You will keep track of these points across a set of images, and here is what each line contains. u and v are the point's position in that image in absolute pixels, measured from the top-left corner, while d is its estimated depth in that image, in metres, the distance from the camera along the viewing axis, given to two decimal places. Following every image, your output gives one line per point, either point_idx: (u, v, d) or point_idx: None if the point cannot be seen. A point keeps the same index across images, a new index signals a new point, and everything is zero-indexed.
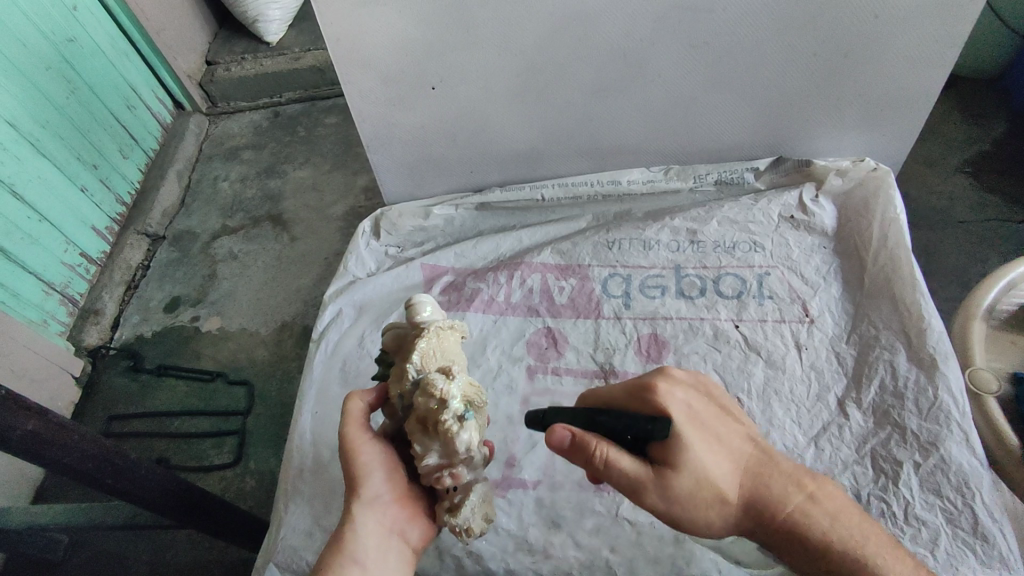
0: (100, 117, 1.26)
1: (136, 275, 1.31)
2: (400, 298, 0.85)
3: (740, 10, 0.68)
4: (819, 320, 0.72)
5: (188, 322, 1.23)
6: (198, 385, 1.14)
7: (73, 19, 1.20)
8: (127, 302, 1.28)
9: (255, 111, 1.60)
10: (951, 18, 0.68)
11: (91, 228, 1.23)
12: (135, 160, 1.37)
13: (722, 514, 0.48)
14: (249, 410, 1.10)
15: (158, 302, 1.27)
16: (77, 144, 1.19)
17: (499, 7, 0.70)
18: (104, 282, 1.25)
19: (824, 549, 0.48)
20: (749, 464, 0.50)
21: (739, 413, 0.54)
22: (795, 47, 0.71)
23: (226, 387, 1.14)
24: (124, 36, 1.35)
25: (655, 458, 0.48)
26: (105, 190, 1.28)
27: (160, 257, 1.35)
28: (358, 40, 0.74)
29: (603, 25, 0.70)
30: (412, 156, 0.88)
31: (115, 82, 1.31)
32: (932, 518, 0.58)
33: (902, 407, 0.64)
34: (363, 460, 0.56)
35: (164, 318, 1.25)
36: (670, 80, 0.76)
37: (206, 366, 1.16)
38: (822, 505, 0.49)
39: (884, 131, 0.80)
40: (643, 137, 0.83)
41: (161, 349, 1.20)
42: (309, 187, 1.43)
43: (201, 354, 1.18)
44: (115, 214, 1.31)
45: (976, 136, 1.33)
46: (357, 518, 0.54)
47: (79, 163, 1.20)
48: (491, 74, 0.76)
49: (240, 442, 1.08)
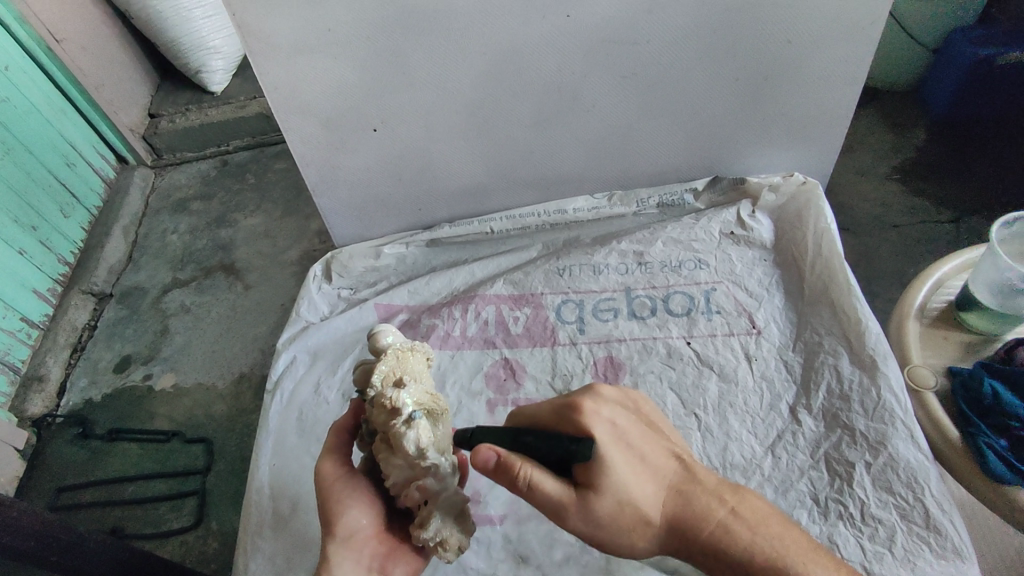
0: (39, 178, 1.23)
1: (83, 338, 1.26)
2: (355, 341, 0.84)
3: (664, 40, 0.72)
4: (766, 330, 0.74)
5: (140, 381, 1.18)
6: (154, 447, 1.09)
7: (7, 79, 1.18)
8: (73, 365, 1.23)
9: (202, 161, 1.59)
10: (859, 39, 0.73)
11: (31, 292, 1.20)
12: (78, 219, 1.34)
13: (646, 533, 0.49)
14: (210, 468, 1.06)
15: (108, 362, 1.22)
16: (14, 206, 1.16)
17: (435, 52, 0.72)
18: (47, 346, 1.20)
19: (753, 566, 0.48)
20: (673, 486, 0.50)
21: (669, 434, 0.55)
22: (720, 72, 0.75)
23: (185, 445, 1.10)
24: (62, 92, 1.33)
25: (579, 479, 0.48)
26: (48, 252, 1.24)
27: (107, 316, 1.30)
28: (296, 86, 0.74)
29: (536, 62, 0.73)
30: (358, 197, 0.88)
31: (53, 142, 1.28)
32: (887, 516, 0.60)
33: (849, 409, 0.66)
34: (337, 496, 0.55)
35: (114, 378, 1.20)
36: (605, 109, 0.78)
37: (163, 426, 1.12)
38: (746, 520, 0.49)
39: (810, 145, 0.84)
40: (585, 165, 0.85)
41: (114, 411, 1.15)
42: (260, 234, 1.42)
43: (156, 413, 1.14)
44: (58, 275, 1.27)
45: (900, 145, 1.42)
46: (331, 559, 0.53)
47: (17, 226, 1.16)
48: (432, 113, 0.78)
49: (202, 502, 1.03)
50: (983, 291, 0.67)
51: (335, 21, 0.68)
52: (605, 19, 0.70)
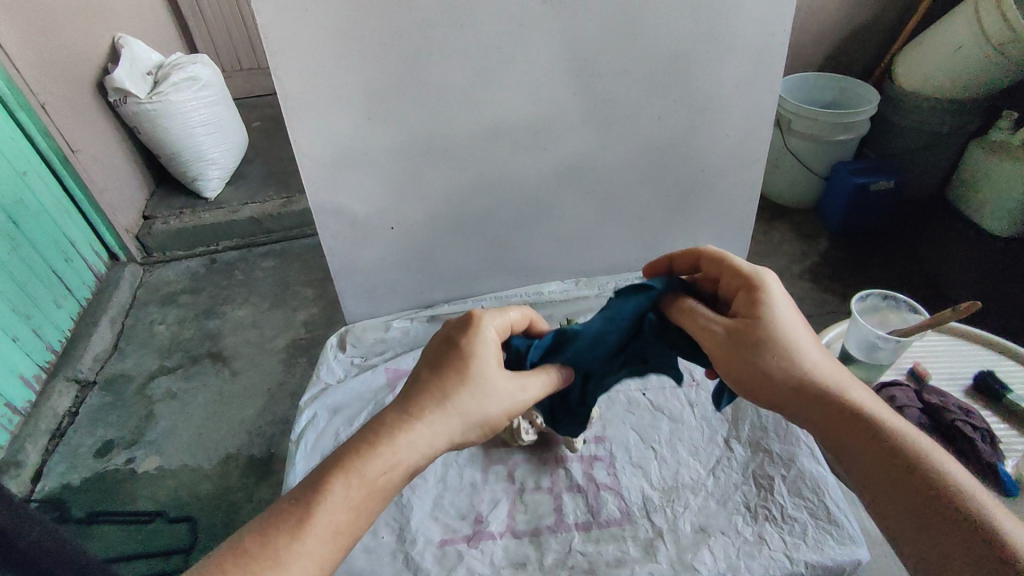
0: (53, 280, 1.63)
1: (61, 424, 1.55)
2: (368, 398, 1.01)
3: (615, 165, 0.99)
4: (702, 382, 0.96)
5: (124, 464, 1.45)
6: (139, 526, 1.32)
7: (22, 181, 1.54)
8: (48, 453, 1.48)
9: (194, 259, 2.09)
10: (752, 166, 1.03)
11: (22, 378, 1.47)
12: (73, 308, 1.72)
13: (787, 379, 0.58)
14: (193, 516, 1.33)
15: (89, 448, 1.49)
16: (23, 301, 1.49)
17: (442, 167, 0.95)
18: (29, 431, 1.46)
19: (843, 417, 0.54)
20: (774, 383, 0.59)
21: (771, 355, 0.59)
22: (658, 191, 1.03)
23: (167, 524, 1.33)
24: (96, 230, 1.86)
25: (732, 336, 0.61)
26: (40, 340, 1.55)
27: (91, 402, 1.61)
28: (334, 194, 0.95)
29: (518, 177, 0.98)
30: (374, 282, 1.08)
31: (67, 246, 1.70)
32: (800, 515, 0.79)
33: (767, 437, 0.87)
34: (497, 386, 0.62)
35: (94, 463, 1.46)
36: (570, 216, 1.04)
37: (147, 508, 1.35)
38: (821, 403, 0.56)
39: (722, 246, 1.12)
40: (558, 258, 1.10)
41: (89, 496, 1.38)
42: (247, 324, 1.85)
43: (140, 496, 1.38)
44: (44, 362, 1.56)
45: (795, 260, 1.98)
46: (461, 406, 0.60)
47: (19, 319, 1.47)
48: (438, 214, 1.01)
49: (192, 528, 1.32)
50: (859, 350, 0.91)
51: (368, 148, 0.91)
52: (572, 147, 0.96)
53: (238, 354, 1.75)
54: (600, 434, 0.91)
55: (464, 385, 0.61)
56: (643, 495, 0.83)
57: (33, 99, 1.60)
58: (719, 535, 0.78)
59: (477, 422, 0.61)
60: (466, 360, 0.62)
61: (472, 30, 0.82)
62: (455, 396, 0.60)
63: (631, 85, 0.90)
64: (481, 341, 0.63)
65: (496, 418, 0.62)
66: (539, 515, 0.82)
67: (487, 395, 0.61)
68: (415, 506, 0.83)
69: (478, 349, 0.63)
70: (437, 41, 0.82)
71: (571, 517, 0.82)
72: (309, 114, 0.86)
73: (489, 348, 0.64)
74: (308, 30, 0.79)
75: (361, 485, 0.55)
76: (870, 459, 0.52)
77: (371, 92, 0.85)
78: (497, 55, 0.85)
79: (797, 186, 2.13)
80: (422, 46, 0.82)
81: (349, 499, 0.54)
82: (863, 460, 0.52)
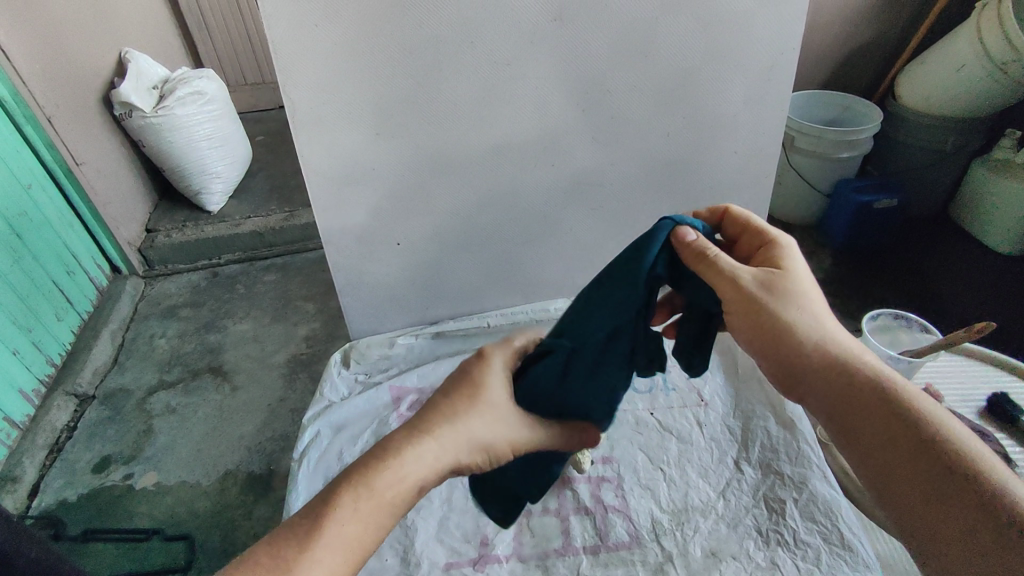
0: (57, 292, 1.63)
1: (59, 439, 1.53)
2: (372, 417, 1.00)
3: (622, 182, 0.99)
4: (711, 402, 0.95)
5: (121, 480, 1.43)
6: (136, 543, 1.30)
7: (26, 194, 1.54)
8: (44, 468, 1.46)
9: (197, 271, 2.09)
10: (760, 183, 1.02)
11: (21, 391, 1.46)
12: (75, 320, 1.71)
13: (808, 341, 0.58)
14: (191, 534, 1.31)
15: (87, 463, 1.47)
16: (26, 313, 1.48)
17: (449, 183, 0.95)
18: (25, 446, 1.44)
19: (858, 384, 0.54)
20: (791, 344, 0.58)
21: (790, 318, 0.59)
22: (665, 207, 1.02)
23: (164, 542, 1.31)
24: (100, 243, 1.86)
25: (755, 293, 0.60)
26: (40, 353, 1.54)
27: (91, 415, 1.59)
28: (340, 209, 0.94)
29: (525, 194, 0.98)
30: (379, 298, 1.07)
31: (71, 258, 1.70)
32: (814, 540, 0.77)
33: (778, 459, 0.86)
34: (502, 418, 0.62)
35: (92, 478, 1.44)
36: (577, 232, 1.04)
37: (145, 524, 1.33)
38: (834, 368, 0.56)
39: None
40: (563, 274, 1.09)
41: (85, 513, 1.36)
42: (248, 339, 1.83)
43: (137, 512, 1.36)
44: (43, 375, 1.55)
45: None
46: (468, 424, 0.58)
47: (21, 331, 1.45)
48: (444, 230, 1.00)
49: (189, 546, 1.30)
50: None
51: (375, 164, 0.91)
52: (580, 164, 0.96)
53: (239, 368, 1.73)
54: (608, 455, 0.89)
55: (473, 406, 0.59)
56: (652, 518, 0.82)
57: (39, 112, 1.60)
58: (729, 560, 0.77)
59: (480, 449, 0.60)
60: (478, 386, 0.61)
61: (482, 48, 0.82)
62: (465, 416, 0.59)
63: (640, 102, 0.90)
64: (490, 370, 0.63)
65: (494, 448, 0.61)
66: (546, 539, 0.81)
67: (493, 423, 0.60)
68: (419, 528, 0.81)
69: (488, 379, 0.62)
70: (448, 59, 0.83)
71: (579, 541, 0.80)
72: (318, 130, 0.86)
73: (497, 378, 0.63)
74: (319, 46, 0.79)
75: (371, 498, 0.53)
76: (882, 423, 0.51)
77: (380, 108, 0.85)
78: (506, 72, 0.85)
79: (801, 203, 2.13)
80: (432, 63, 0.83)
81: (364, 509, 0.53)
82: (873, 425, 0.52)
